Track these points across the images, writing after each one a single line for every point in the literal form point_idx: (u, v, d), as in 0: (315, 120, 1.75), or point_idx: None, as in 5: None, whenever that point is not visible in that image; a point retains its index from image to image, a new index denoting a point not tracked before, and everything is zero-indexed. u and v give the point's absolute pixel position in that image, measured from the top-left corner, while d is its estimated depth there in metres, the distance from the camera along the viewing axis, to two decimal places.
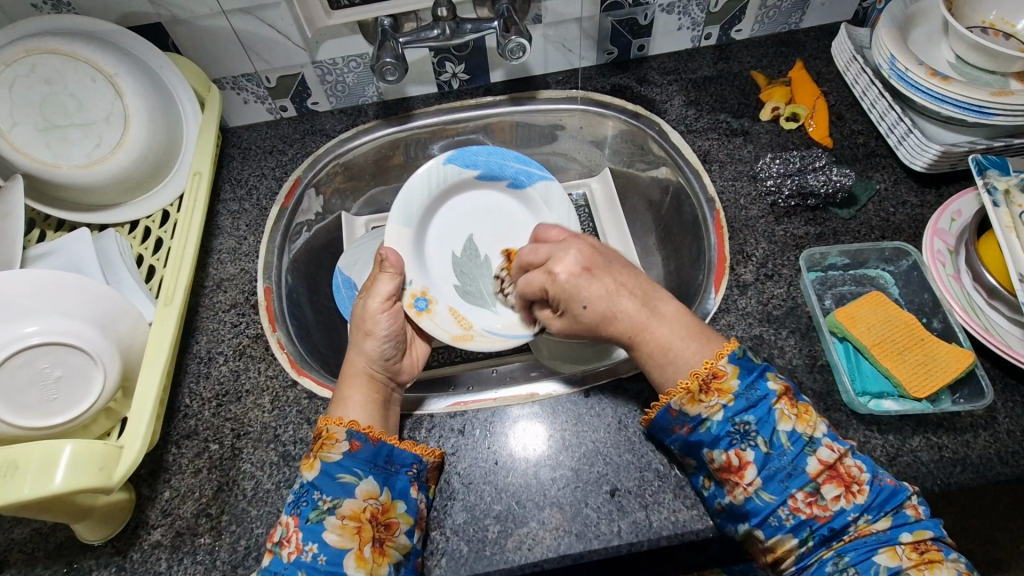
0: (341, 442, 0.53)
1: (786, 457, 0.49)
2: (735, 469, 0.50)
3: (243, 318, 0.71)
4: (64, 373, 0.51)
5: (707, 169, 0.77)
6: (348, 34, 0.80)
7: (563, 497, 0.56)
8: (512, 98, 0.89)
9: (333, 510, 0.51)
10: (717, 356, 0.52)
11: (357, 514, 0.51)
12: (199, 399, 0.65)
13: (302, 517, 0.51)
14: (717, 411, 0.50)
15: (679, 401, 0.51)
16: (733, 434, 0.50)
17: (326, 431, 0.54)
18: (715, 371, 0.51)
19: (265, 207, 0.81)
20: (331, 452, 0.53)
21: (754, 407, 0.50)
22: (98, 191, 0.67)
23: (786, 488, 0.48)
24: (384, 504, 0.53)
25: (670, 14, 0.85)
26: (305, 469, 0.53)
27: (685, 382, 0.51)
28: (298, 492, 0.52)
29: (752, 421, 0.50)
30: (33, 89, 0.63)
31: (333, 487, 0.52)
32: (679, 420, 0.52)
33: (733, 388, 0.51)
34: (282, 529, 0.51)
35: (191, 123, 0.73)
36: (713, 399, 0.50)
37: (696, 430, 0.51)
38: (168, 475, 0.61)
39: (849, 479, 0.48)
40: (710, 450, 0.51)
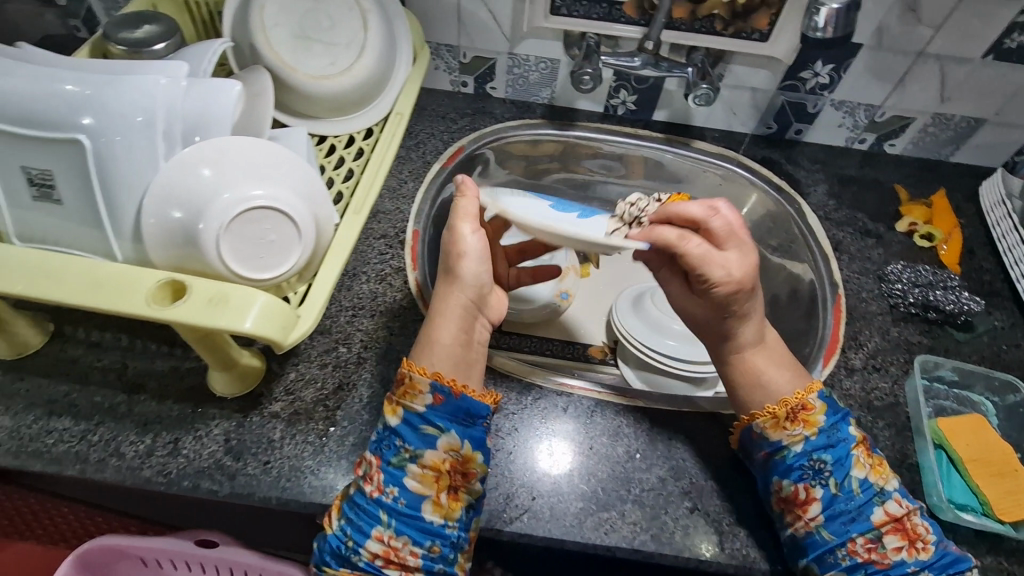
0: (424, 393, 0.54)
1: (853, 502, 0.54)
2: (801, 501, 0.56)
3: (390, 250, 0.78)
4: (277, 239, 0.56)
5: (836, 257, 0.82)
6: (550, 39, 0.88)
7: (647, 498, 0.60)
8: (668, 139, 0.96)
9: (415, 458, 0.53)
10: (808, 389, 0.59)
11: (437, 465, 0.53)
12: (338, 304, 0.72)
13: (384, 459, 0.53)
14: (799, 441, 0.57)
15: (762, 424, 0.58)
16: (807, 469, 0.56)
17: (410, 378, 0.54)
18: (803, 403, 0.58)
19: (428, 162, 0.89)
20: (415, 402, 0.54)
21: (833, 448, 0.56)
22: (312, 101, 0.74)
23: (848, 531, 0.54)
24: (465, 455, 0.54)
25: (837, 110, 0.91)
26: (388, 412, 0.55)
27: (773, 408, 0.58)
28: (379, 436, 0.55)
29: (828, 460, 0.56)
30: (301, 2, 0.71)
31: (416, 437, 0.53)
32: (760, 444, 0.59)
33: (818, 422, 0.57)
34: (364, 466, 0.54)
35: (401, 71, 0.80)
36: (797, 428, 0.57)
37: (774, 455, 0.58)
38: (298, 360, 0.67)
39: (914, 535, 0.54)
40: (779, 479, 0.57)
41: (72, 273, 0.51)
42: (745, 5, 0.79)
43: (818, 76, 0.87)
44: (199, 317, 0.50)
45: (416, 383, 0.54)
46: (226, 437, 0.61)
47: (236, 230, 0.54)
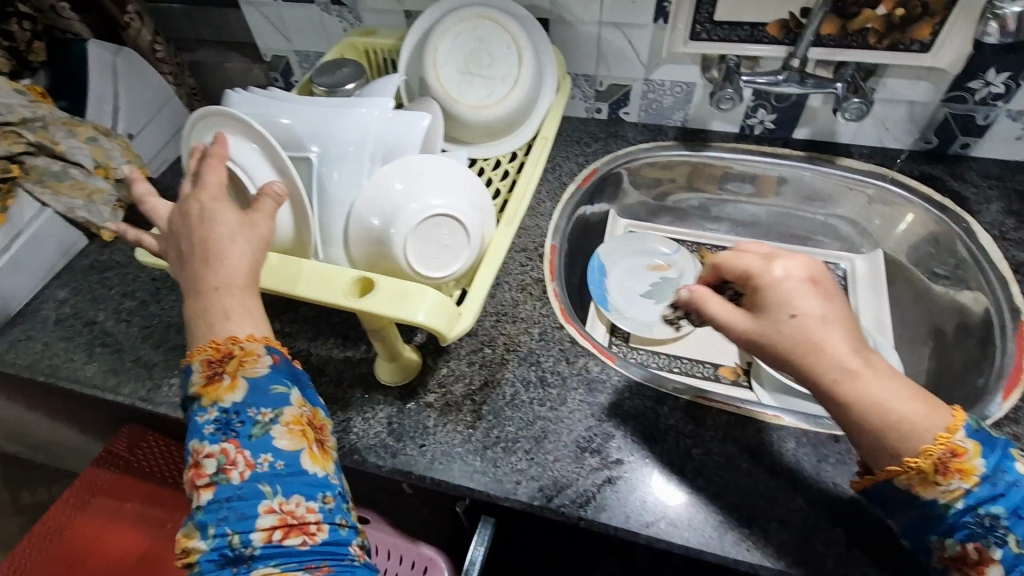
0: (262, 356, 0.50)
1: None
2: (972, 561, 0.50)
3: (529, 262, 0.84)
4: (450, 243, 0.65)
5: (1017, 281, 0.74)
6: (687, 63, 0.91)
7: (792, 519, 0.59)
8: (809, 156, 0.93)
9: (276, 418, 0.49)
10: (955, 429, 0.50)
11: (298, 417, 0.50)
12: (484, 311, 0.79)
13: (243, 436, 0.48)
14: (957, 496, 0.50)
15: (908, 480, 0.51)
16: (980, 526, 0.49)
17: (238, 349, 0.49)
18: (954, 449, 0.49)
19: (564, 183, 0.95)
20: (256, 368, 0.50)
21: (1002, 498, 0.49)
22: (471, 128, 0.83)
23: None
24: (313, 410, 0.52)
25: (1015, 121, 0.83)
26: (226, 392, 0.49)
27: (915, 462, 0.50)
28: (226, 417, 0.48)
29: (999, 513, 0.49)
30: (468, 42, 0.81)
31: (265, 399, 0.49)
32: (909, 500, 0.52)
33: (976, 469, 0.49)
34: (217, 459, 0.47)
35: (548, 98, 0.87)
36: (953, 482, 0.50)
37: (938, 514, 0.51)
38: (449, 357, 0.74)
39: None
40: (941, 536, 0.51)
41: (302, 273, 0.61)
42: (903, 16, 0.76)
43: (991, 85, 0.80)
44: (391, 307, 0.59)
45: (241, 353, 0.49)
46: (388, 420, 0.69)
47: (427, 232, 0.64)
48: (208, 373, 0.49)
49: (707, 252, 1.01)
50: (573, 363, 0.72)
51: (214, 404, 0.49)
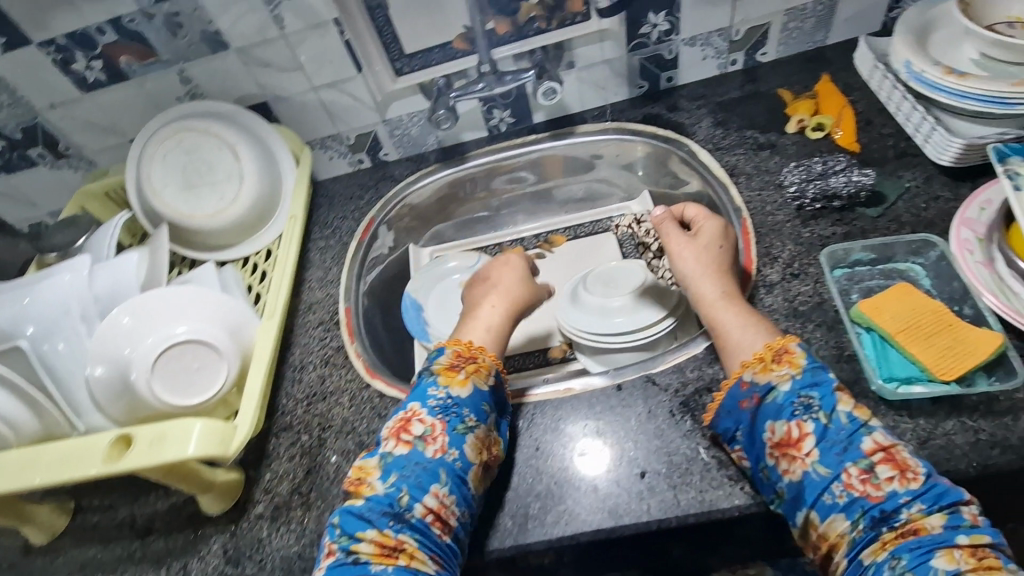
0: (489, 375, 0.66)
1: (844, 433, 0.53)
2: (795, 439, 0.54)
3: (328, 334, 0.85)
4: (201, 365, 0.66)
5: (733, 182, 0.83)
6: (410, 96, 0.94)
7: (598, 479, 0.62)
8: (553, 134, 1.01)
9: (475, 428, 0.61)
10: (786, 338, 0.60)
11: (481, 443, 0.61)
12: (294, 399, 0.78)
13: (450, 426, 0.60)
14: (786, 380, 0.56)
15: (752, 370, 0.58)
16: (797, 407, 0.55)
17: (479, 356, 0.67)
18: (786, 347, 0.58)
19: (346, 242, 0.96)
20: (480, 380, 0.64)
21: (820, 386, 0.55)
22: (220, 233, 0.85)
23: (841, 462, 0.51)
24: (494, 443, 0.63)
25: (693, 46, 0.93)
26: (455, 385, 0.63)
27: (759, 353, 0.59)
28: (447, 403, 0.61)
29: (816, 396, 0.55)
30: (178, 158, 0.82)
31: (476, 409, 0.62)
32: (750, 392, 0.58)
33: (801, 362, 0.57)
34: (425, 428, 0.59)
35: (289, 176, 0.90)
36: (784, 368, 0.57)
37: (764, 400, 0.57)
38: (271, 460, 0.73)
39: (904, 466, 0.50)
40: (772, 420, 0.56)
41: (54, 457, 0.59)
42: None
43: (658, 25, 0.89)
44: (153, 458, 0.58)
45: (483, 364, 0.66)
46: (224, 550, 0.68)
47: (174, 363, 0.65)
48: (450, 363, 0.65)
49: (509, 249, 1.06)
50: (385, 416, 0.73)
51: (445, 389, 0.62)
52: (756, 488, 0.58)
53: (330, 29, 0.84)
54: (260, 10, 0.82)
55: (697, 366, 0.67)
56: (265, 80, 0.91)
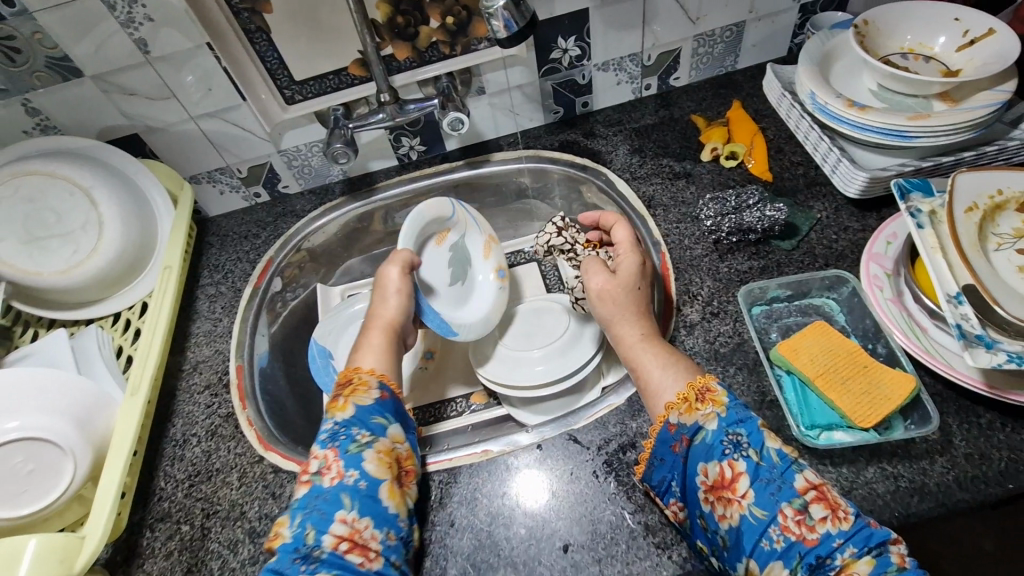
0: (372, 389, 0.59)
1: (775, 471, 0.48)
2: (728, 480, 0.49)
3: (216, 398, 0.74)
4: (36, 465, 0.55)
5: (651, 214, 0.80)
6: (306, 124, 0.86)
7: (517, 555, 0.56)
8: (467, 162, 0.95)
9: (371, 444, 0.54)
10: (706, 378, 0.56)
11: (389, 450, 0.56)
12: (174, 481, 0.68)
13: (342, 449, 0.53)
14: (713, 419, 0.52)
15: (677, 411, 0.54)
16: (727, 446, 0.50)
17: (359, 379, 0.60)
18: (708, 387, 0.55)
19: (240, 289, 0.86)
20: (363, 397, 0.58)
21: (744, 423, 0.51)
22: (78, 291, 0.73)
23: (775, 502, 0.47)
24: (407, 452, 0.58)
25: (605, 71, 0.90)
26: (337, 410, 0.57)
27: (683, 392, 0.54)
28: (334, 431, 0.55)
29: (743, 432, 0.50)
30: (18, 206, 0.70)
31: (369, 425, 0.56)
32: (679, 434, 0.53)
33: (725, 401, 0.53)
34: (318, 463, 0.53)
35: (164, 220, 0.80)
36: (708, 407, 0.52)
37: (693, 441, 0.52)
38: (141, 560, 0.62)
39: (835, 504, 0.47)
40: (703, 462, 0.51)
41: None
42: (456, 22, 0.78)
43: (568, 50, 0.86)
44: None
45: (362, 381, 0.60)
46: None
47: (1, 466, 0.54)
48: (334, 397, 0.59)
49: None
50: (281, 496, 0.64)
51: (331, 419, 0.56)
52: (684, 555, 0.54)
53: (204, 54, 0.74)
54: (116, 33, 0.71)
55: (620, 419, 0.63)
56: (131, 109, 0.79)
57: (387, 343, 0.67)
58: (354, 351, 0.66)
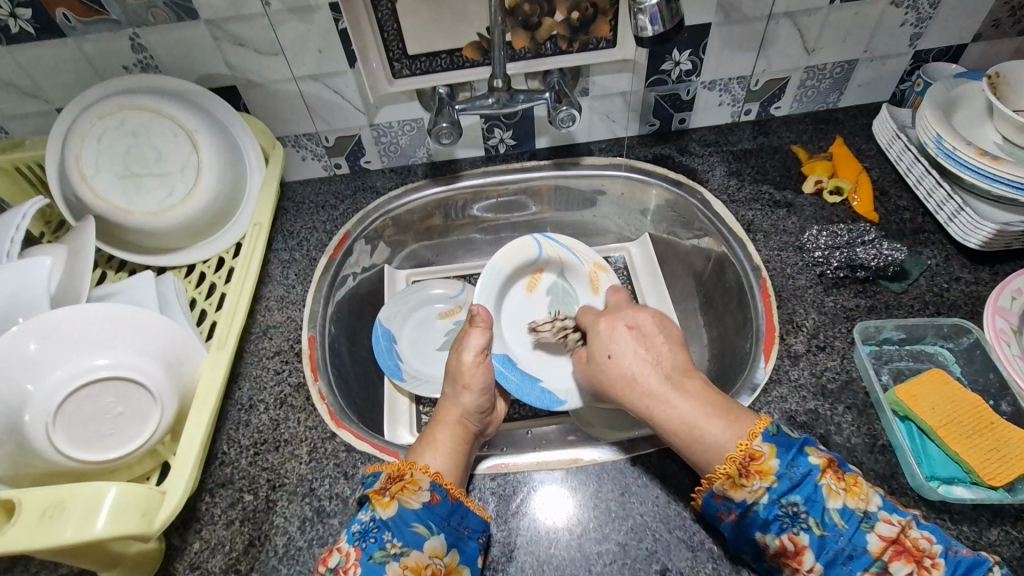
0: (423, 490, 0.52)
1: (843, 538, 0.46)
2: (791, 553, 0.47)
3: (286, 366, 0.71)
4: (125, 409, 0.53)
5: (751, 239, 0.78)
6: (406, 101, 0.84)
7: (609, 573, 0.53)
8: (555, 163, 0.92)
9: (400, 557, 0.49)
10: (751, 435, 0.49)
11: (419, 567, 0.49)
12: (237, 447, 0.64)
13: (366, 555, 0.49)
14: (762, 495, 0.48)
15: (720, 487, 0.49)
16: (783, 519, 0.47)
17: (411, 474, 0.54)
18: (752, 452, 0.49)
19: (314, 258, 0.83)
20: (412, 499, 0.52)
21: (800, 486, 0.48)
22: (164, 236, 0.72)
23: (850, 572, 0.46)
24: (448, 566, 0.51)
25: (711, 90, 0.88)
26: (380, 506, 0.51)
27: (722, 468, 0.49)
28: (368, 526, 0.51)
29: (800, 501, 0.47)
30: (119, 140, 0.69)
31: (404, 534, 0.50)
32: (726, 507, 0.50)
33: (774, 469, 0.48)
34: (341, 558, 0.50)
35: (255, 175, 0.78)
36: (756, 483, 0.48)
37: (744, 516, 0.49)
38: (200, 526, 0.59)
39: (919, 553, 0.45)
40: (761, 534, 0.48)
41: None
42: (580, 18, 0.77)
43: (680, 64, 0.83)
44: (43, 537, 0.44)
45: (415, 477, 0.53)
46: None
47: (88, 402, 0.52)
48: (383, 485, 0.53)
49: None
50: (353, 477, 0.61)
51: (371, 512, 0.51)
52: None
53: (323, 11, 0.71)
54: None
55: None
56: (237, 61, 0.76)
57: (458, 441, 0.59)
58: (418, 445, 0.59)
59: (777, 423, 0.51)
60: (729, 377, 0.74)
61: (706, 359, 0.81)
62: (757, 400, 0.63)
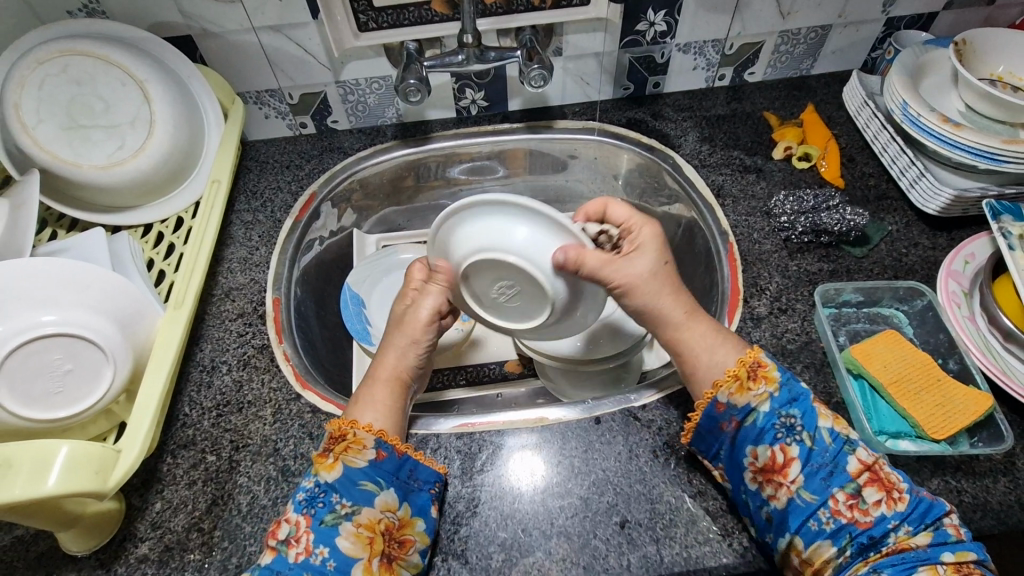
0: (368, 449, 0.52)
1: (828, 454, 0.49)
2: (780, 465, 0.49)
3: (249, 328, 0.70)
4: (74, 366, 0.51)
5: (720, 204, 0.78)
6: (373, 56, 0.80)
7: (571, 526, 0.54)
8: (528, 126, 0.90)
9: (351, 516, 0.49)
10: (759, 348, 0.53)
11: (373, 524, 0.50)
12: (199, 408, 0.63)
13: (317, 519, 0.49)
14: (765, 401, 0.50)
15: (727, 391, 0.51)
16: (780, 429, 0.50)
17: (352, 433, 0.52)
18: (759, 360, 0.51)
19: (279, 220, 0.81)
20: (357, 458, 0.51)
21: (799, 401, 0.50)
22: (117, 192, 0.69)
23: (828, 487, 0.48)
24: (402, 518, 0.51)
25: (686, 53, 0.87)
26: (324, 470, 0.51)
27: (735, 368, 0.51)
28: (315, 492, 0.50)
29: (797, 415, 0.50)
30: (63, 88, 0.65)
31: (352, 493, 0.50)
32: (726, 415, 0.51)
33: (777, 377, 0.51)
34: (290, 528, 0.49)
35: (213, 130, 0.76)
36: (761, 387, 0.50)
37: (743, 423, 0.51)
38: (162, 486, 0.58)
39: (890, 485, 0.48)
40: (753, 445, 0.50)
41: None
42: None
43: (655, 25, 0.82)
44: None
45: (360, 436, 0.52)
46: None
47: (33, 360, 0.50)
48: (325, 448, 0.52)
49: None
50: (318, 437, 0.61)
51: (316, 477, 0.51)
52: (745, 544, 0.53)
53: None
54: None
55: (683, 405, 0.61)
56: (192, 8, 0.71)
57: (392, 394, 0.57)
58: (351, 407, 0.56)
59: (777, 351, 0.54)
60: None
61: None
62: None
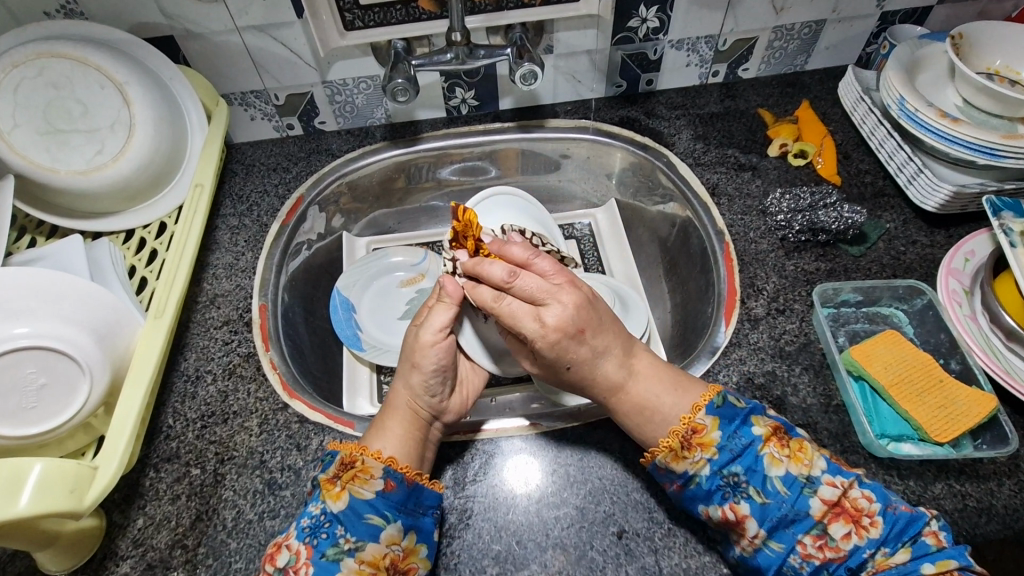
0: (376, 479, 0.50)
1: (786, 504, 0.47)
2: (735, 523, 0.48)
3: (235, 336, 0.68)
4: (49, 380, 0.49)
5: (715, 203, 0.77)
6: (360, 56, 0.79)
7: (567, 537, 0.53)
8: (520, 125, 0.88)
9: (354, 552, 0.48)
10: (693, 410, 0.50)
11: (377, 559, 0.48)
12: (183, 420, 0.61)
13: (318, 551, 0.47)
14: (703, 466, 0.49)
15: (663, 460, 0.50)
16: (726, 489, 0.48)
17: (361, 463, 0.51)
18: (693, 426, 0.50)
19: (266, 224, 0.79)
20: (364, 489, 0.49)
21: (741, 456, 0.48)
22: (97, 197, 0.67)
23: (792, 534, 0.47)
24: (407, 548, 0.49)
25: (679, 50, 0.85)
26: (330, 498, 0.49)
27: (666, 441, 0.49)
28: (319, 521, 0.48)
29: (741, 472, 0.48)
30: (39, 92, 0.63)
31: (357, 526, 0.48)
32: (668, 479, 0.50)
33: (714, 441, 0.49)
34: (290, 557, 0.48)
35: (196, 133, 0.74)
36: (696, 455, 0.49)
37: (687, 487, 0.49)
38: (144, 502, 0.56)
39: (857, 514, 0.46)
40: (704, 506, 0.49)
41: None
42: None
43: (647, 21, 0.80)
44: None
45: (366, 466, 0.50)
46: None
47: (5, 374, 0.48)
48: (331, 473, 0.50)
49: None
50: (306, 448, 0.59)
51: (321, 504, 0.49)
52: None
53: None
54: None
55: None
56: (173, 8, 0.69)
57: (409, 430, 0.54)
58: (369, 433, 0.55)
59: (725, 393, 0.52)
60: (691, 341, 0.74)
61: (669, 325, 0.81)
62: (716, 363, 0.63)
